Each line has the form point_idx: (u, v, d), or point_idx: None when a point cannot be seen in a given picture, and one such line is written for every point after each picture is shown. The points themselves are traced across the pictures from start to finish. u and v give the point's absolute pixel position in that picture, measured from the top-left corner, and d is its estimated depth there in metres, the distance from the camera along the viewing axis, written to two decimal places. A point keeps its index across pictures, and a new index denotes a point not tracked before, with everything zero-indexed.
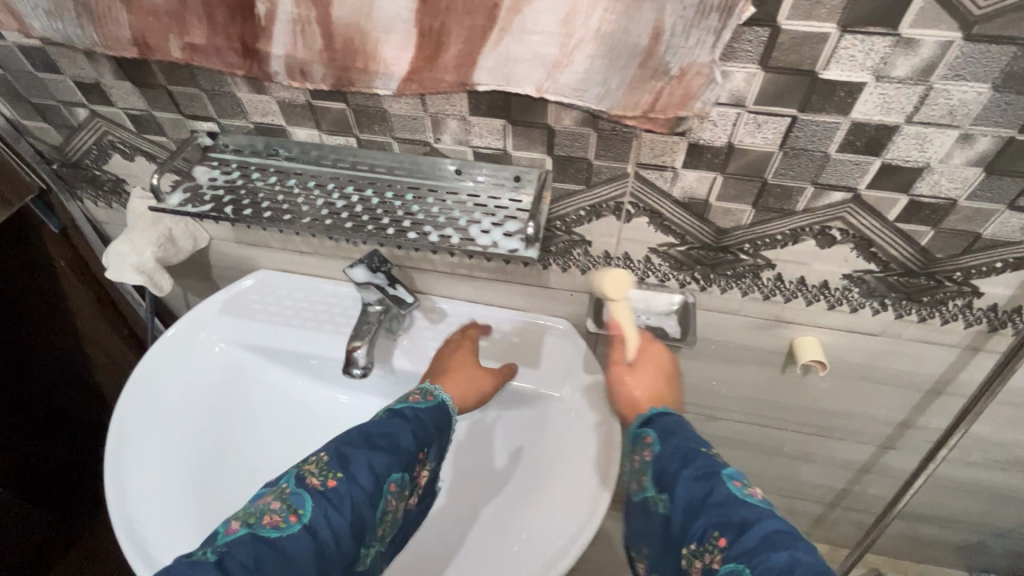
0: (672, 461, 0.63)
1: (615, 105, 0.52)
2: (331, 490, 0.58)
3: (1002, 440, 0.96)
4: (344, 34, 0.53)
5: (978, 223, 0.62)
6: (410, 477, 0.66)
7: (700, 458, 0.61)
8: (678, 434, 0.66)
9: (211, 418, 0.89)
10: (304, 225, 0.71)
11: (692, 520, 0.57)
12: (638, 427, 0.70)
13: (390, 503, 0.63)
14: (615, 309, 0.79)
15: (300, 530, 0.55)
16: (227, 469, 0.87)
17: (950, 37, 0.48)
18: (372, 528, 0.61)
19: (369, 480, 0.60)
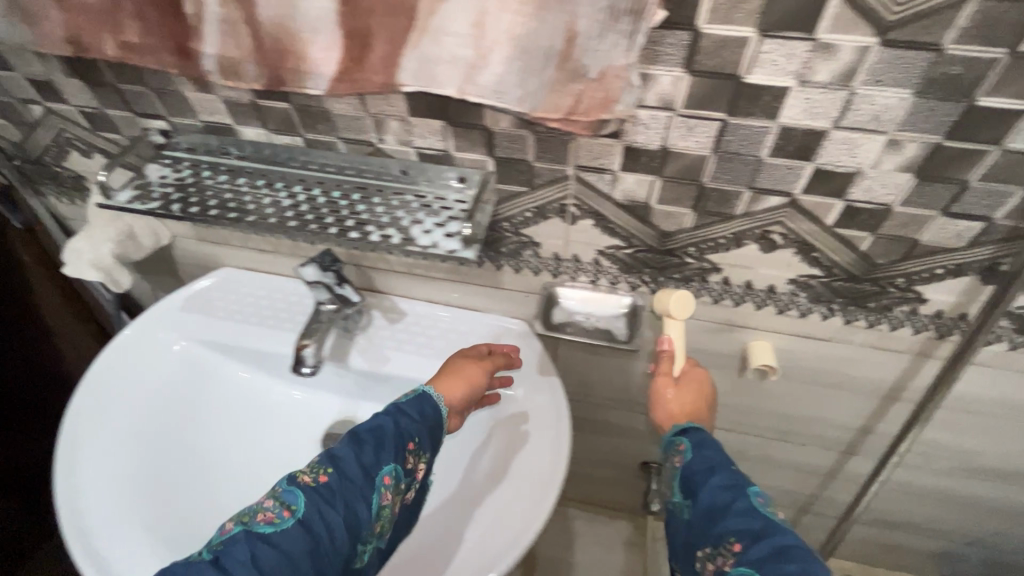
0: (699, 469, 0.70)
1: (537, 107, 0.52)
2: (324, 486, 0.57)
3: (962, 448, 0.94)
4: (272, 34, 0.54)
5: (914, 229, 0.62)
6: (405, 469, 0.64)
7: (727, 472, 0.69)
8: (707, 447, 0.73)
9: (169, 418, 0.90)
10: (249, 224, 0.72)
11: (713, 524, 0.65)
12: (674, 436, 0.77)
13: (387, 497, 0.61)
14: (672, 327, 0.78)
15: (294, 526, 0.54)
16: (184, 469, 0.87)
17: (867, 42, 0.48)
18: (369, 524, 0.59)
19: (359, 474, 0.59)
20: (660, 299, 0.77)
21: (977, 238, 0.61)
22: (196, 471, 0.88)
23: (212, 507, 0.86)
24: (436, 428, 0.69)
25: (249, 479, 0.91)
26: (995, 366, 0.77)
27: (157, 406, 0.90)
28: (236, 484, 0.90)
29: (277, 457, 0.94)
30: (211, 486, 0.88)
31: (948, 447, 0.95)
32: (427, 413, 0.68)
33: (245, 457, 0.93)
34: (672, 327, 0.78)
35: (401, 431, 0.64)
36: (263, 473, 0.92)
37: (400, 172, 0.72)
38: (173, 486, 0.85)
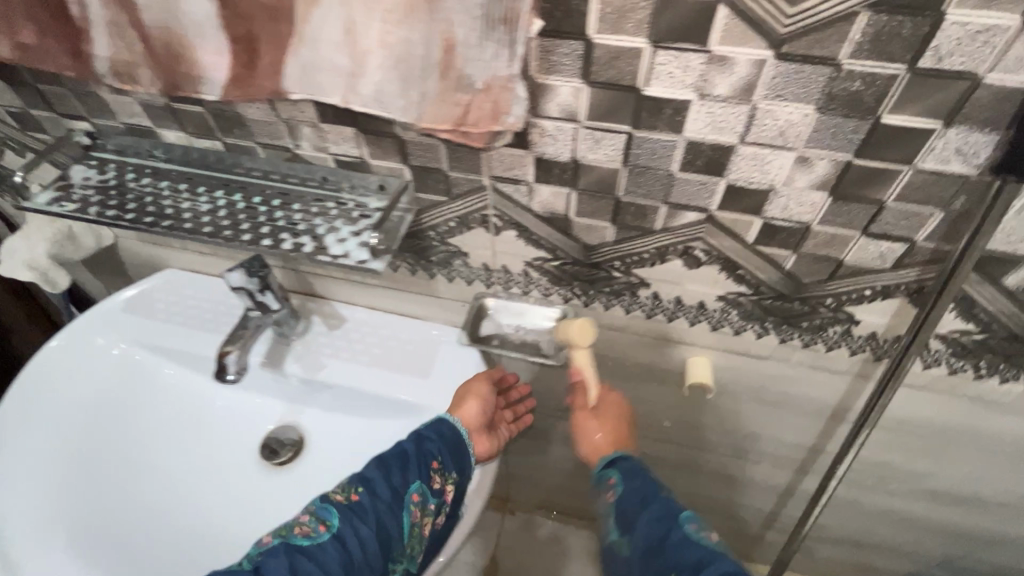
0: (632, 504, 0.67)
1: (424, 116, 0.49)
2: (356, 504, 0.63)
3: (915, 470, 0.91)
4: (161, 39, 0.52)
5: (837, 249, 0.59)
6: (434, 489, 0.69)
7: (660, 502, 0.65)
8: (637, 476, 0.70)
9: (104, 427, 0.90)
10: (162, 229, 0.70)
11: (652, 563, 0.61)
12: (603, 470, 0.73)
13: (416, 515, 0.67)
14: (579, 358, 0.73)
15: (328, 540, 0.60)
16: (116, 477, 0.87)
17: (762, 55, 0.45)
18: (399, 540, 0.65)
19: (385, 492, 0.65)
20: (566, 330, 0.73)
21: (901, 259, 0.58)
22: (128, 479, 0.88)
23: (143, 515, 0.86)
24: (461, 448, 0.73)
25: (181, 486, 0.90)
26: (938, 390, 0.74)
27: (89, 414, 0.90)
28: (167, 491, 0.89)
29: (209, 463, 0.92)
30: (142, 494, 0.87)
31: (901, 469, 0.92)
32: (447, 435, 0.73)
33: (178, 464, 0.91)
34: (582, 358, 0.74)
35: (422, 450, 0.70)
36: (195, 480, 0.90)
37: (320, 179, 0.71)
38: (102, 495, 0.85)
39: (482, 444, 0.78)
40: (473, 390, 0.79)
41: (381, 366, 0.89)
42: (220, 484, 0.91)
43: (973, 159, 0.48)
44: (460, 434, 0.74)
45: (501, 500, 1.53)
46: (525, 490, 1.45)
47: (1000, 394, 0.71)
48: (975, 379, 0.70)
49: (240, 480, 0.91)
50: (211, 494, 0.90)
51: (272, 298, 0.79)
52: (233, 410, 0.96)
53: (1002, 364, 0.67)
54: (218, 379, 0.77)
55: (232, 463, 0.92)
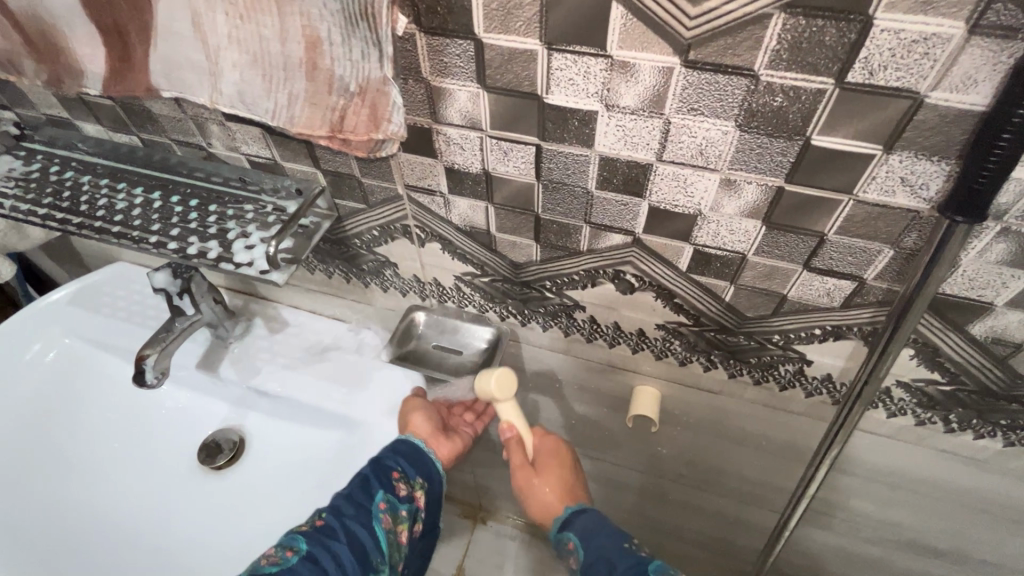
0: (597, 570, 0.58)
1: (297, 119, 0.45)
2: (323, 526, 0.58)
3: (889, 520, 0.82)
4: (35, 29, 0.49)
5: (778, 283, 0.52)
6: (402, 497, 0.63)
7: (625, 559, 0.57)
8: (599, 535, 0.61)
9: (30, 431, 0.84)
10: (72, 226, 0.67)
11: None
12: (558, 532, 0.65)
13: (389, 523, 0.61)
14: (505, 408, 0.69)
15: (299, 563, 0.55)
16: (46, 483, 0.82)
17: (667, 62, 0.39)
18: (377, 552, 0.59)
19: (352, 507, 0.60)
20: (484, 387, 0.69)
21: (850, 298, 0.51)
22: (63, 486, 0.83)
23: (65, 527, 0.80)
24: (421, 457, 0.67)
25: (119, 492, 0.85)
26: (906, 440, 0.66)
27: (18, 418, 0.85)
28: (105, 497, 0.84)
29: (145, 466, 0.87)
30: (78, 501, 0.82)
31: (874, 518, 0.83)
32: (402, 449, 0.67)
33: (114, 469, 0.86)
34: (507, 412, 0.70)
35: (380, 461, 0.64)
36: (133, 485, 0.85)
37: (239, 181, 0.67)
38: (35, 503, 0.80)
39: (444, 448, 0.69)
40: (413, 403, 0.72)
41: (315, 376, 0.84)
42: (159, 489, 0.85)
43: (922, 192, 0.41)
44: (418, 445, 0.67)
45: (473, 508, 1.48)
46: (495, 500, 1.40)
47: (976, 450, 0.63)
48: (946, 432, 0.62)
49: (178, 487, 0.85)
50: (153, 498, 0.85)
51: (188, 306, 0.78)
52: (168, 413, 0.90)
53: (975, 419, 0.59)
54: (139, 383, 0.74)
55: (169, 469, 0.87)
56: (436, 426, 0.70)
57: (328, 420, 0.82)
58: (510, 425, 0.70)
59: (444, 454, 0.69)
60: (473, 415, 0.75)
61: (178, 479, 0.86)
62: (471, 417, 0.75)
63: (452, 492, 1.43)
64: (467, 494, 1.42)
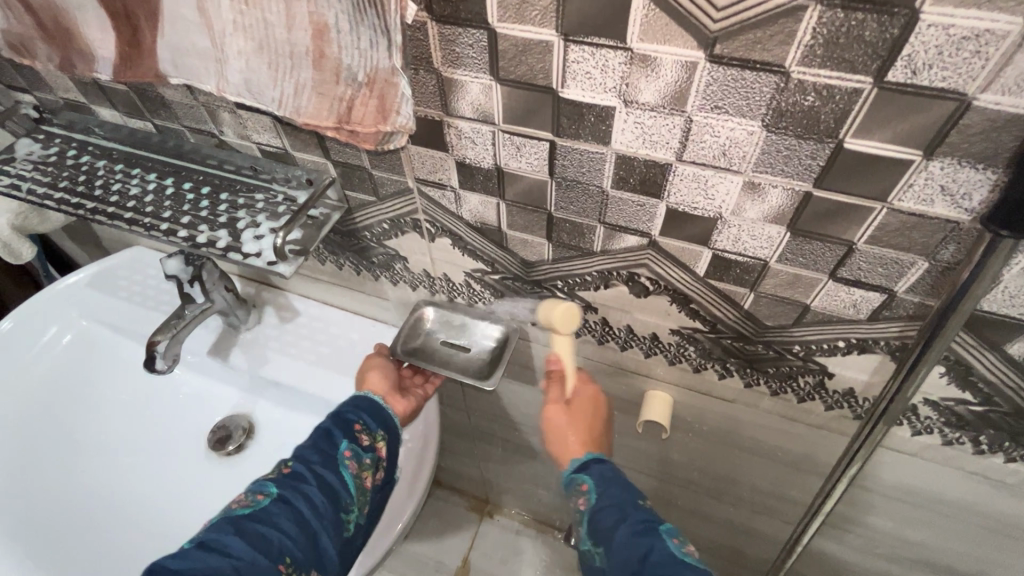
0: (608, 515, 0.57)
1: (304, 110, 0.44)
2: (292, 472, 0.59)
3: (907, 538, 0.79)
4: (47, 13, 0.49)
5: (802, 292, 0.50)
6: (365, 445, 0.63)
7: (638, 513, 0.56)
8: (614, 485, 0.59)
9: (43, 412, 0.86)
10: (85, 211, 0.67)
11: None
12: (574, 473, 0.63)
13: (354, 467, 0.61)
14: (558, 342, 0.70)
15: (273, 503, 0.56)
16: (57, 463, 0.83)
17: (691, 57, 0.36)
18: (345, 493, 0.60)
19: (318, 454, 0.60)
20: (543, 314, 0.66)
21: (879, 311, 0.48)
22: (73, 467, 0.84)
23: (72, 509, 0.80)
24: (381, 411, 0.67)
25: (128, 476, 0.86)
26: (930, 459, 0.63)
27: (33, 397, 0.86)
28: (114, 479, 0.85)
29: (153, 450, 0.88)
30: (88, 484, 0.83)
31: (893, 536, 0.80)
32: (363, 404, 0.66)
33: (124, 452, 0.87)
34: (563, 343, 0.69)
35: (339, 415, 0.64)
36: (142, 468, 0.86)
37: (251, 169, 0.66)
38: (45, 483, 0.81)
39: (398, 405, 0.70)
40: (371, 362, 0.73)
41: (324, 368, 0.83)
42: (168, 473, 0.86)
43: (964, 203, 0.38)
44: (378, 402, 0.67)
45: (481, 501, 1.48)
46: (503, 495, 1.39)
47: (1006, 473, 0.60)
48: (976, 453, 0.59)
49: (187, 472, 0.86)
50: (162, 482, 0.85)
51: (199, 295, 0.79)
52: (178, 399, 0.91)
53: (1007, 442, 0.56)
54: (148, 368, 0.74)
55: (178, 454, 0.88)
56: (393, 384, 0.71)
57: None
58: (556, 357, 0.72)
59: (401, 412, 0.70)
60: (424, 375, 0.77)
61: (184, 465, 0.87)
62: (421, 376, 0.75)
63: (460, 485, 1.43)
64: (476, 487, 1.42)
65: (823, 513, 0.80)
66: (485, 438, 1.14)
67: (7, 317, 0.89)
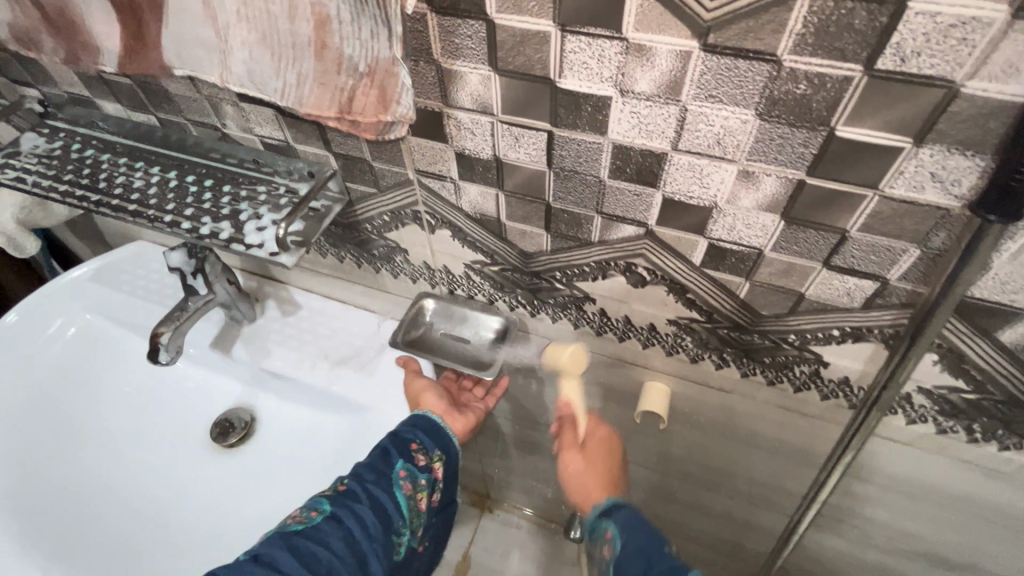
0: (632, 563, 0.55)
1: (307, 101, 0.44)
2: (347, 490, 0.61)
3: (903, 529, 0.79)
4: (54, 6, 0.50)
5: (796, 281, 0.50)
6: (421, 467, 0.65)
7: (663, 561, 0.54)
8: (639, 531, 0.59)
9: (50, 404, 0.87)
10: (90, 203, 0.68)
11: None
12: (598, 521, 0.64)
13: (407, 490, 0.64)
14: (567, 385, 0.72)
15: (324, 522, 0.58)
16: (63, 455, 0.84)
17: (686, 46, 0.37)
18: (396, 515, 0.63)
19: (373, 473, 0.62)
20: (556, 353, 0.71)
21: (872, 299, 0.49)
22: (81, 458, 0.85)
23: (82, 498, 0.82)
24: (438, 431, 0.69)
25: (134, 469, 0.87)
26: (925, 448, 0.63)
27: (41, 389, 0.87)
28: (123, 469, 0.86)
29: (158, 441, 0.89)
30: (95, 477, 0.84)
31: (889, 527, 0.80)
32: (420, 424, 0.68)
33: (131, 443, 0.88)
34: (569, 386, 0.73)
35: (397, 434, 0.66)
36: (148, 461, 0.87)
37: (254, 162, 0.67)
38: (54, 474, 0.82)
39: (458, 423, 0.72)
40: (417, 386, 0.73)
41: (325, 360, 0.84)
42: (174, 464, 0.87)
43: (953, 189, 0.38)
44: (437, 421, 0.69)
45: (481, 497, 1.48)
46: (503, 489, 1.40)
47: (1000, 462, 0.60)
48: (970, 442, 0.59)
49: (191, 464, 0.87)
50: (169, 473, 0.87)
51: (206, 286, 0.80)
52: (183, 391, 0.92)
53: (1001, 430, 0.56)
54: (151, 360, 0.75)
55: (182, 446, 0.89)
56: (449, 402, 0.72)
57: (337, 402, 0.83)
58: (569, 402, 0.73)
59: (461, 429, 0.71)
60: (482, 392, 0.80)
61: (189, 457, 0.88)
62: (478, 393, 0.79)
63: (459, 481, 1.44)
64: (476, 482, 1.43)
65: (820, 501, 0.80)
66: (486, 431, 1.15)
67: (13, 310, 0.90)
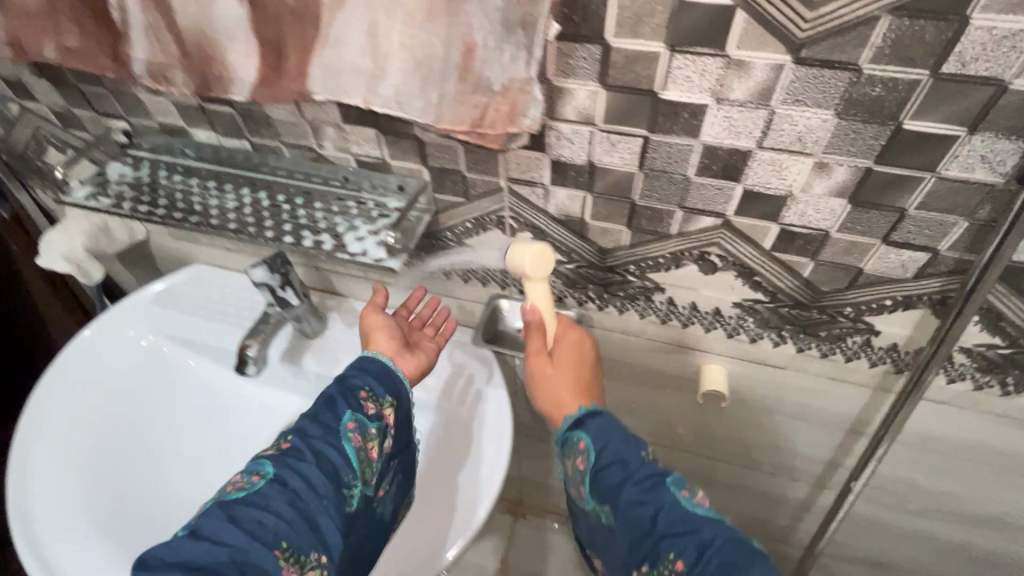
0: (611, 473, 0.56)
1: (443, 117, 0.51)
2: (291, 448, 0.56)
3: (936, 488, 0.87)
4: (194, 43, 0.55)
5: (857, 257, 0.58)
6: (370, 416, 0.61)
7: (643, 468, 0.56)
8: (614, 438, 0.58)
9: (126, 414, 0.89)
10: (192, 224, 0.75)
11: (639, 546, 0.52)
12: (569, 431, 0.62)
13: (358, 442, 0.60)
14: (532, 290, 0.66)
15: (267, 485, 0.53)
16: (136, 464, 0.86)
17: (780, 60, 0.45)
18: (348, 468, 0.58)
19: (319, 428, 0.58)
20: (520, 261, 0.64)
21: (923, 269, 0.57)
22: (151, 470, 0.87)
23: (150, 507, 0.83)
24: (390, 376, 0.65)
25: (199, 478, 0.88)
26: (962, 406, 0.71)
27: (117, 402, 0.89)
28: (192, 483, 0.88)
29: (229, 454, 0.91)
30: (162, 487, 0.86)
31: (924, 488, 0.88)
32: (370, 368, 0.65)
33: (202, 455, 0.90)
34: (536, 293, 0.66)
35: (345, 382, 0.62)
36: (216, 470, 0.90)
37: (342, 180, 0.73)
38: (127, 485, 0.84)
39: (410, 366, 0.69)
40: (372, 322, 0.71)
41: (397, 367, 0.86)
42: None
43: (998, 167, 0.47)
44: (386, 365, 0.66)
45: (514, 503, 1.52)
46: (538, 494, 1.43)
47: None
48: (1002, 395, 0.68)
49: None
50: None
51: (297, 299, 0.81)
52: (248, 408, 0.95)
53: None
54: (238, 370, 0.81)
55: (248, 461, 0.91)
56: (401, 343, 0.70)
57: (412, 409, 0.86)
58: (534, 308, 0.66)
59: (411, 372, 0.69)
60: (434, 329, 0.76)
61: None
62: (430, 332, 0.75)
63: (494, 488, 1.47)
64: (510, 489, 1.46)
65: (877, 461, 0.80)
66: (529, 435, 1.19)
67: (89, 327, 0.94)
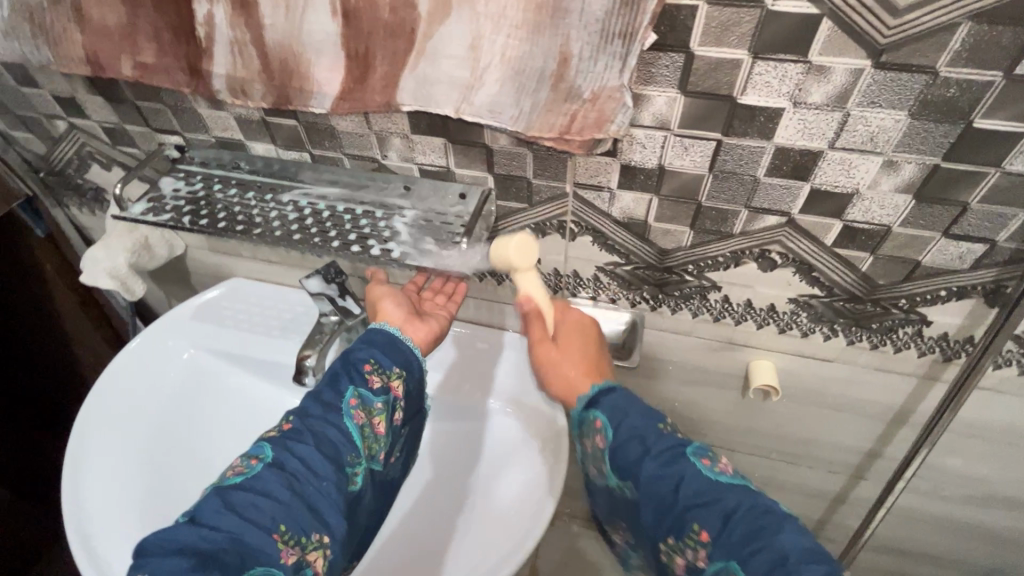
0: (631, 449, 0.60)
1: (532, 123, 0.53)
2: (290, 429, 0.58)
3: (973, 475, 0.90)
4: (279, 56, 0.56)
5: (916, 250, 0.61)
6: (376, 389, 0.64)
7: (660, 441, 0.60)
8: (629, 415, 0.63)
9: (173, 424, 0.88)
10: (255, 237, 0.73)
11: (665, 517, 0.56)
12: (585, 412, 0.67)
13: (361, 418, 0.62)
14: (522, 280, 0.70)
15: (265, 469, 0.53)
16: (185, 475, 0.85)
17: (860, 65, 0.48)
18: (349, 446, 0.59)
19: (319, 407, 0.60)
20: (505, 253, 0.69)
21: (979, 260, 0.60)
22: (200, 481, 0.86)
23: None
24: (396, 344, 0.68)
25: None
26: (1005, 390, 0.75)
27: (166, 411, 0.89)
28: None
29: None
30: None
31: (961, 475, 0.91)
32: (378, 339, 0.68)
33: None
34: (527, 284, 0.70)
35: (348, 357, 0.65)
36: None
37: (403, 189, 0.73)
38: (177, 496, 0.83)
39: (421, 331, 0.72)
40: (379, 294, 0.75)
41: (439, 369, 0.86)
42: None
43: None
44: (393, 335, 0.69)
45: None
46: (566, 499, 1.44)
47: None
48: None
49: None
50: None
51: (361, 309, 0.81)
52: None
53: None
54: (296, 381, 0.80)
55: None
56: (410, 311, 0.73)
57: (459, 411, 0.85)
58: (528, 297, 0.71)
59: (422, 338, 0.71)
60: (445, 297, 0.78)
61: None
62: (441, 301, 0.78)
63: None
64: None
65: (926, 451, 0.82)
66: None
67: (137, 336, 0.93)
